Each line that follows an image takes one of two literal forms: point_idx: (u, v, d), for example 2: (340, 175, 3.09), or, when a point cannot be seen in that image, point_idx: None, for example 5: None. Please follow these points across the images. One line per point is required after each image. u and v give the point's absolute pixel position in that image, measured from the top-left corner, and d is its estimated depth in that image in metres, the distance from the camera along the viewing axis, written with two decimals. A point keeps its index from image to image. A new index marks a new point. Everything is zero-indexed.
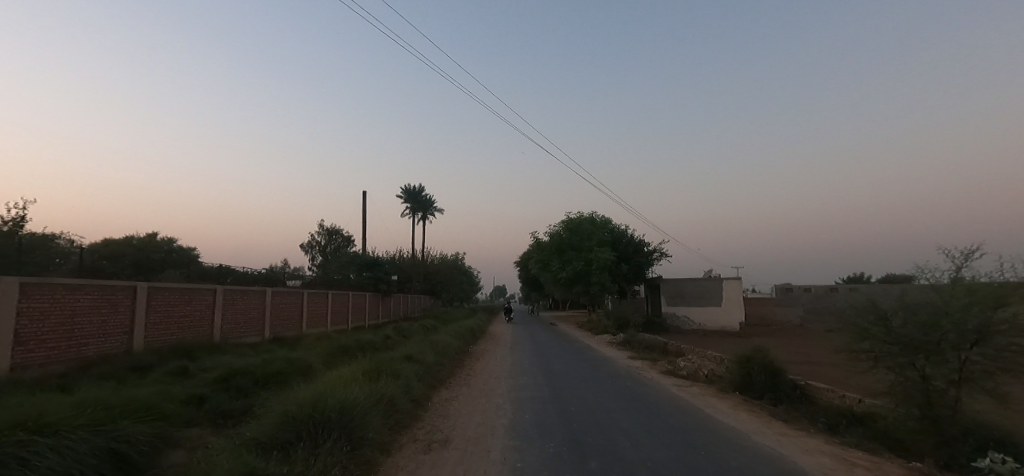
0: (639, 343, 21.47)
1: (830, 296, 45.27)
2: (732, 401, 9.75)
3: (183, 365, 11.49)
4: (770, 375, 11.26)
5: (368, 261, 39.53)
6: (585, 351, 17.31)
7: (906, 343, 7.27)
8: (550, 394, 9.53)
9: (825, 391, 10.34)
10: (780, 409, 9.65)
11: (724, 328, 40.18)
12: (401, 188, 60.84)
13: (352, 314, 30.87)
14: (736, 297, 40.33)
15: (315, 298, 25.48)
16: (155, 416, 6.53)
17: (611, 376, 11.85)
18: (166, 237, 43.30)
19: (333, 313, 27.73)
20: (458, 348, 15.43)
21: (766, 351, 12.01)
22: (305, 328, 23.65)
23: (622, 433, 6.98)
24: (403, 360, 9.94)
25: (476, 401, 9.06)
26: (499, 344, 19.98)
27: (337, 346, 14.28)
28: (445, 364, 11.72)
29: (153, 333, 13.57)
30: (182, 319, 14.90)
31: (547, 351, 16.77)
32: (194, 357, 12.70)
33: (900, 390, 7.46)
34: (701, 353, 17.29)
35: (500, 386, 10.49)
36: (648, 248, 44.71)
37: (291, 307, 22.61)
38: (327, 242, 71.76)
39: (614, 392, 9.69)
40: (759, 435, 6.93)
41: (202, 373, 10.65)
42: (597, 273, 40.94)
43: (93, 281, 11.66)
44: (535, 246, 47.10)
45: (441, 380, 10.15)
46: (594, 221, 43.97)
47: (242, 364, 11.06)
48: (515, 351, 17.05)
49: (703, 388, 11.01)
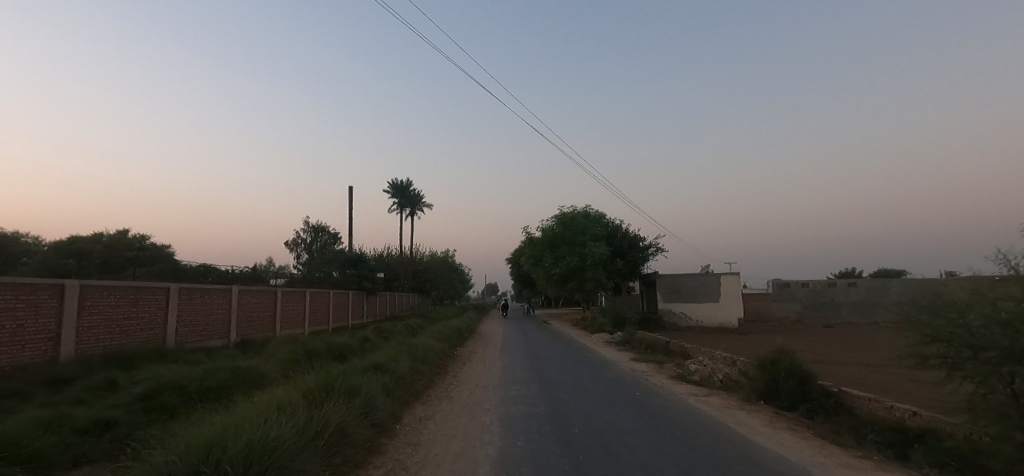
0: (639, 343, 19.94)
1: (828, 290, 44.34)
2: (763, 415, 8.17)
3: (113, 376, 9.70)
4: (799, 381, 9.71)
5: (352, 258, 37.63)
6: (583, 354, 15.62)
7: (1000, 347, 5.71)
8: (546, 412, 7.88)
9: (867, 400, 8.81)
10: (820, 424, 8.05)
11: (722, 325, 38.95)
12: (388, 183, 58.87)
13: (332, 313, 29.02)
14: (735, 292, 39.10)
15: (291, 297, 23.62)
16: (13, 456, 4.77)
17: (617, 385, 10.23)
18: (138, 234, 40.57)
19: (311, 313, 25.86)
20: (441, 351, 13.78)
21: (792, 352, 10.48)
22: (278, 330, 21.84)
23: (643, 469, 5.34)
24: (370, 370, 8.29)
25: (455, 422, 7.35)
26: (489, 346, 18.36)
27: (303, 352, 12.54)
28: (423, 373, 10.09)
29: (87, 340, 11.74)
30: (125, 322, 13.04)
31: (541, 354, 15.15)
32: (131, 367, 10.91)
33: (987, 407, 5.92)
34: (709, 354, 15.76)
35: (486, 401, 8.75)
36: (643, 243, 43.33)
37: (262, 308, 20.73)
38: (313, 239, 69.57)
39: (622, 408, 8.09)
40: (821, 469, 5.36)
41: (129, 387, 8.85)
42: (591, 269, 39.41)
43: (4, 280, 9.78)
44: (527, 242, 45.42)
45: (416, 394, 8.48)
46: (588, 215, 42.43)
47: (181, 375, 9.30)
48: (506, 354, 15.36)
49: (724, 398, 9.39)
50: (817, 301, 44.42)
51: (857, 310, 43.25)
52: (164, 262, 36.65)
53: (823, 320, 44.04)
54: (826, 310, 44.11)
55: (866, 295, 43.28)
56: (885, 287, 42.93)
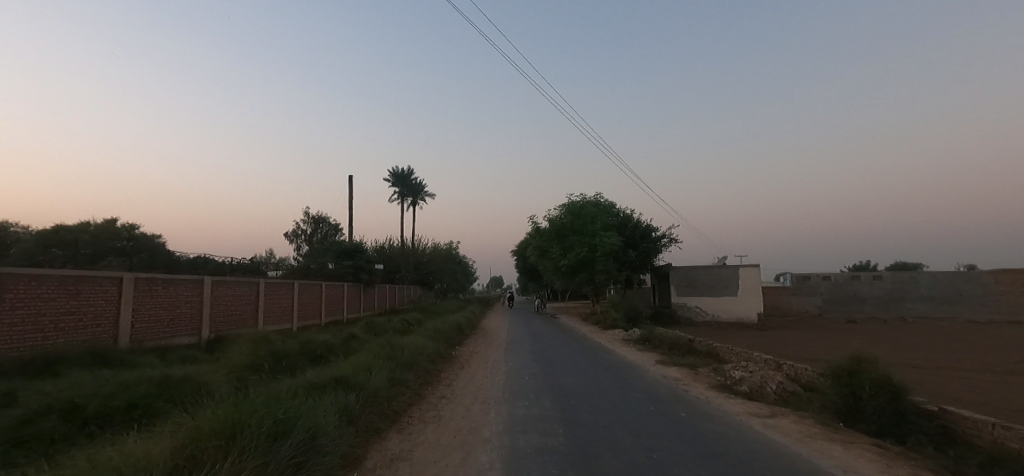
0: (661, 341, 17.75)
1: (852, 284, 42.05)
2: (863, 449, 5.98)
3: (14, 385, 7.59)
4: (889, 398, 7.50)
5: (348, 248, 35.57)
6: (601, 355, 13.43)
7: None
8: (566, 448, 5.74)
9: (993, 427, 6.57)
10: (943, 464, 5.86)
11: (741, 320, 36.72)
12: (389, 171, 56.71)
13: (324, 307, 27.07)
14: (755, 286, 36.79)
15: (277, 290, 21.65)
16: None
17: (652, 401, 8.06)
18: (128, 223, 38.65)
19: (299, 307, 23.87)
20: (435, 354, 11.65)
21: (873, 360, 8.25)
22: (261, 325, 19.86)
23: None
24: (330, 387, 6.14)
25: (439, 466, 5.12)
26: (492, 345, 16.23)
27: (268, 353, 10.45)
28: (407, 385, 8.01)
29: (7, 338, 9.72)
30: (61, 318, 11.02)
31: (554, 356, 13.02)
32: (53, 374, 8.85)
33: None
34: (747, 357, 13.53)
35: (486, 428, 6.57)
36: (656, 234, 41.06)
37: (241, 301, 18.69)
38: (313, 231, 67.84)
39: (670, 443, 5.91)
40: None
41: (20, 400, 6.71)
42: (602, 260, 37.21)
43: None
44: (533, 232, 43.19)
45: (391, 418, 6.33)
46: (598, 204, 40.19)
47: (88, 385, 7.09)
48: (512, 356, 13.22)
49: (798, 423, 7.12)
50: (840, 295, 42.16)
51: (884, 305, 40.78)
52: (152, 254, 34.70)
53: (845, 315, 41.74)
54: (849, 305, 41.76)
55: (893, 289, 40.77)
56: (914, 280, 40.32)
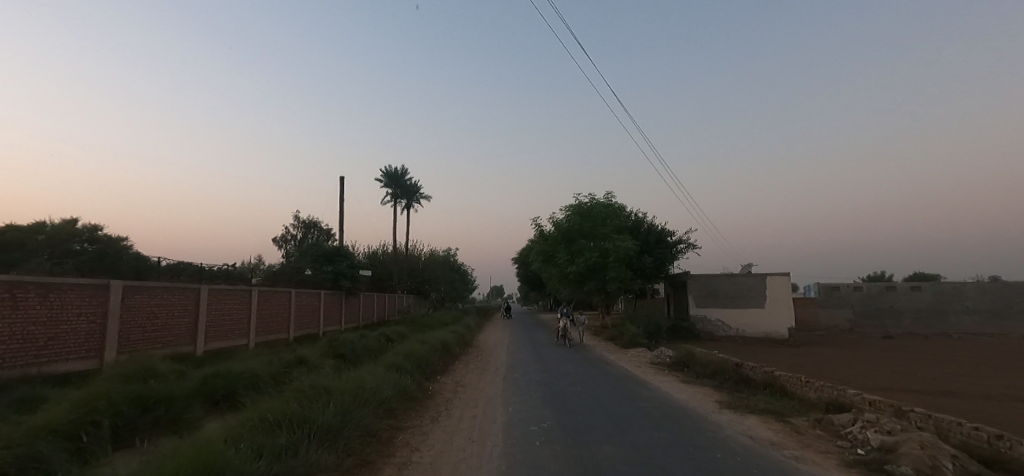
0: (705, 367, 13.71)
1: (886, 296, 38.04)
2: None
3: None
4: None
5: (330, 251, 31.66)
6: (640, 394, 9.51)
7: None
8: None
9: None
10: None
11: (769, 336, 32.71)
12: (381, 171, 53.00)
13: (293, 320, 23.13)
14: (784, 295, 32.79)
15: (227, 298, 17.76)
16: None
17: None
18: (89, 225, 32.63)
19: (259, 320, 20.00)
20: (394, 395, 7.74)
21: None
22: (200, 343, 15.95)
23: None
24: None
25: None
26: (488, 373, 12.28)
27: (126, 398, 6.53)
28: None
29: None
30: None
31: (572, 396, 9.11)
32: None
33: None
34: (844, 402, 9.52)
35: None
36: (672, 238, 37.25)
37: (171, 312, 14.77)
38: (302, 236, 64.11)
39: None
40: None
41: None
42: (614, 267, 33.28)
43: None
44: (536, 237, 39.21)
45: None
46: (609, 205, 36.40)
47: None
48: (514, 396, 9.30)
49: None
50: (874, 307, 38.16)
51: (923, 319, 36.68)
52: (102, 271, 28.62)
53: (880, 329, 37.64)
54: (884, 319, 37.71)
55: (933, 301, 36.64)
56: (958, 291, 36.13)
